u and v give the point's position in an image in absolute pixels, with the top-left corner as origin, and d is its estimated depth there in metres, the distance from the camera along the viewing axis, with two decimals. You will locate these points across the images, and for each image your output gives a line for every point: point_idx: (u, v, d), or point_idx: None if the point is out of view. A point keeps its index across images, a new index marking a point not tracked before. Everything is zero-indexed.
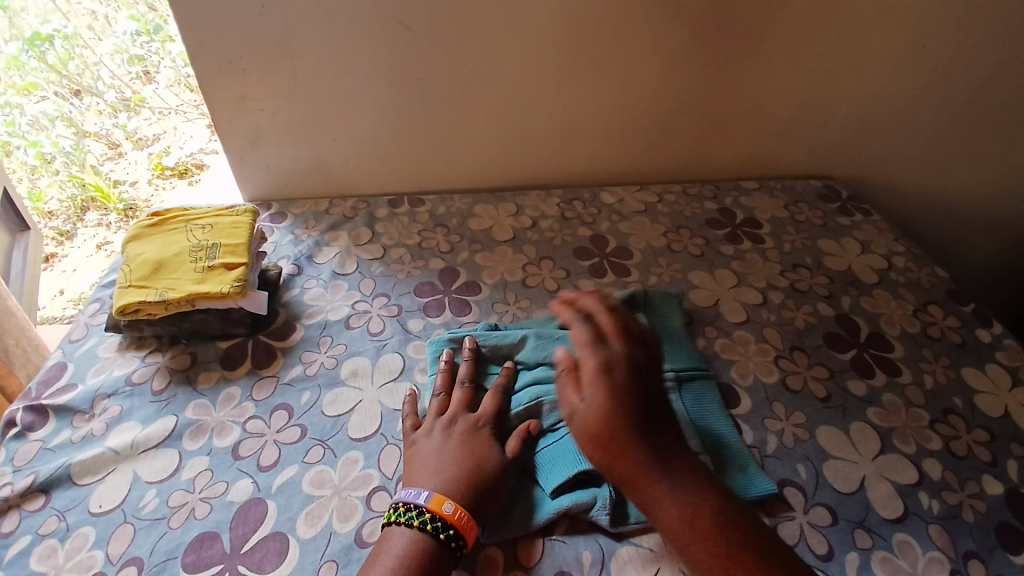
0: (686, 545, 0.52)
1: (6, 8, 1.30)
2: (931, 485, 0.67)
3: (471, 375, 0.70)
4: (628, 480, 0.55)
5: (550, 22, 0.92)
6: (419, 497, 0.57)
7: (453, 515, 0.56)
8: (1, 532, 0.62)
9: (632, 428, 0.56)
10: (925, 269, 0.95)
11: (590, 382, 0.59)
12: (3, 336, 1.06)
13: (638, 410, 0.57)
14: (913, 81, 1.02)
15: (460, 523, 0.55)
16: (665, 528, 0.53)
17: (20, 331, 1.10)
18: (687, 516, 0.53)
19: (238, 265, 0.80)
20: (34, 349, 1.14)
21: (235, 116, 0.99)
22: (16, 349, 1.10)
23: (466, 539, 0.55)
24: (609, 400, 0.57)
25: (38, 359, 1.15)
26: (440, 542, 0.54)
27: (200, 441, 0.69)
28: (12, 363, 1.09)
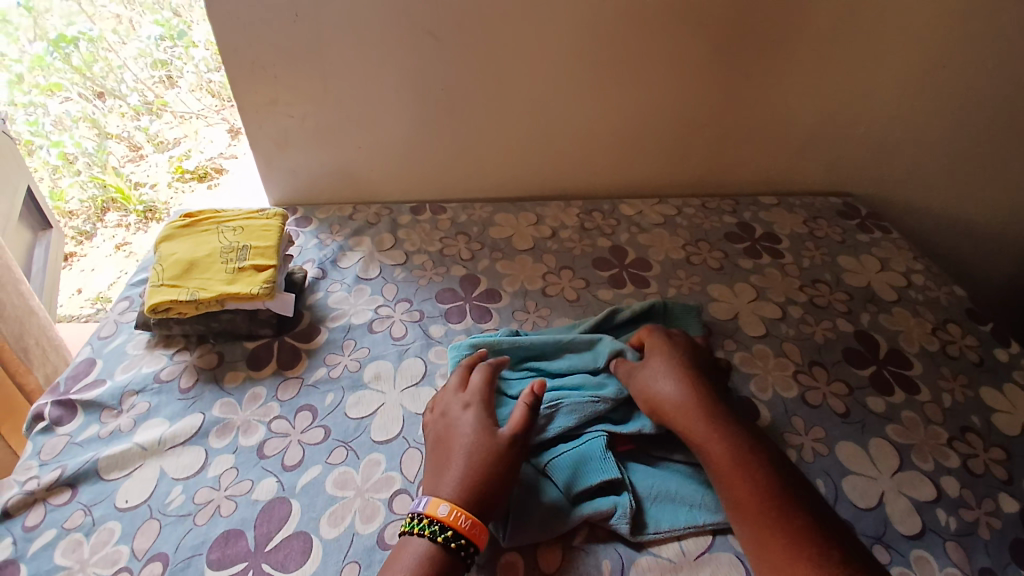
0: (732, 480, 0.58)
1: (32, 9, 1.34)
2: (948, 502, 0.67)
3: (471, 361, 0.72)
4: (686, 423, 0.63)
5: (574, 35, 0.94)
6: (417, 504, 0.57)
7: (449, 517, 0.55)
8: (28, 525, 0.63)
9: (687, 385, 0.66)
10: (944, 288, 0.95)
11: (651, 358, 0.71)
12: (24, 335, 1.08)
13: (690, 378, 0.67)
14: (934, 100, 1.03)
15: (464, 527, 0.55)
16: (712, 465, 0.60)
17: (38, 331, 1.11)
18: (737, 454, 0.59)
19: (267, 267, 0.82)
20: (52, 348, 1.15)
21: (264, 120, 1.02)
22: (36, 348, 1.12)
23: (475, 542, 0.55)
24: (667, 367, 0.68)
25: (57, 359, 1.16)
26: (448, 548, 0.54)
27: (226, 439, 0.70)
28: (32, 362, 1.10)
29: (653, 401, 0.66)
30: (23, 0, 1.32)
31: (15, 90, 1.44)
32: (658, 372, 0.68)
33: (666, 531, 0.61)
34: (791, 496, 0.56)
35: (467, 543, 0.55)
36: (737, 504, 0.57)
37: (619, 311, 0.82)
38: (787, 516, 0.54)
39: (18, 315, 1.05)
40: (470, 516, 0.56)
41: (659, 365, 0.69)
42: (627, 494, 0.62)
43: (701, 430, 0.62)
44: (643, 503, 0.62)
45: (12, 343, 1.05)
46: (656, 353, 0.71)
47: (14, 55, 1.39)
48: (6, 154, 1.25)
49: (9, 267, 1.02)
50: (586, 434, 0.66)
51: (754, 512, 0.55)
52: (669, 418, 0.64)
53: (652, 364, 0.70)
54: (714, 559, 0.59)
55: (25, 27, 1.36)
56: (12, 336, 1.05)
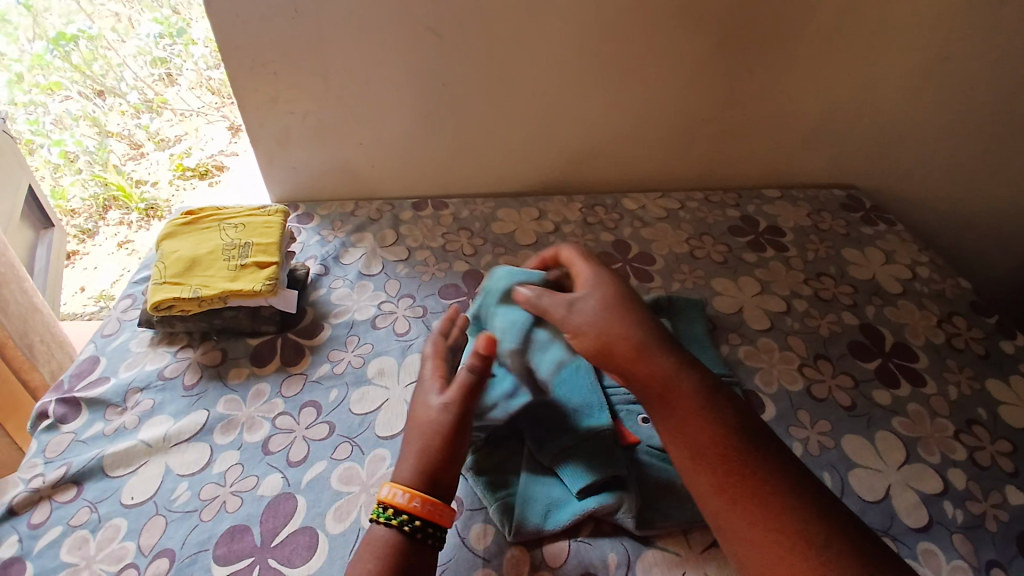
0: (689, 424, 0.53)
1: (31, 8, 1.35)
2: (955, 495, 0.67)
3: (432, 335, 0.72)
4: (636, 364, 0.56)
5: (575, 29, 0.93)
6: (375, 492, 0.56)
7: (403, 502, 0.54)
8: (33, 522, 0.63)
9: (633, 323, 0.59)
10: (949, 280, 0.95)
11: (590, 293, 0.62)
12: (28, 332, 1.07)
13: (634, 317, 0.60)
14: (938, 93, 1.02)
15: (408, 506, 0.54)
16: (666, 408, 0.54)
17: (43, 329, 1.11)
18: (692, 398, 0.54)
19: (270, 264, 0.82)
20: (58, 345, 1.15)
21: (265, 118, 1.01)
22: (41, 346, 1.10)
23: (426, 518, 0.54)
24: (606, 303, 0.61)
25: (61, 356, 1.15)
26: (401, 533, 0.53)
27: (231, 435, 0.70)
28: (37, 359, 1.10)
29: (602, 346, 0.58)
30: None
31: (16, 89, 1.44)
32: (599, 309, 0.60)
33: (672, 525, 0.61)
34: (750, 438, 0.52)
35: (419, 521, 0.54)
36: (693, 449, 0.52)
37: None
38: (747, 458, 0.51)
39: (22, 313, 1.05)
40: (408, 491, 0.55)
41: (597, 300, 0.61)
42: (632, 488, 0.61)
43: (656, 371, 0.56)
44: (648, 498, 0.62)
45: (17, 341, 1.04)
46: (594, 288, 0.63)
47: (14, 54, 1.40)
48: (7, 153, 1.25)
49: (14, 267, 1.01)
50: (590, 427, 0.65)
51: (716, 457, 0.51)
52: (617, 361, 0.57)
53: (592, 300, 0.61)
54: (721, 553, 0.60)
55: (25, 27, 1.37)
56: (16, 333, 1.04)
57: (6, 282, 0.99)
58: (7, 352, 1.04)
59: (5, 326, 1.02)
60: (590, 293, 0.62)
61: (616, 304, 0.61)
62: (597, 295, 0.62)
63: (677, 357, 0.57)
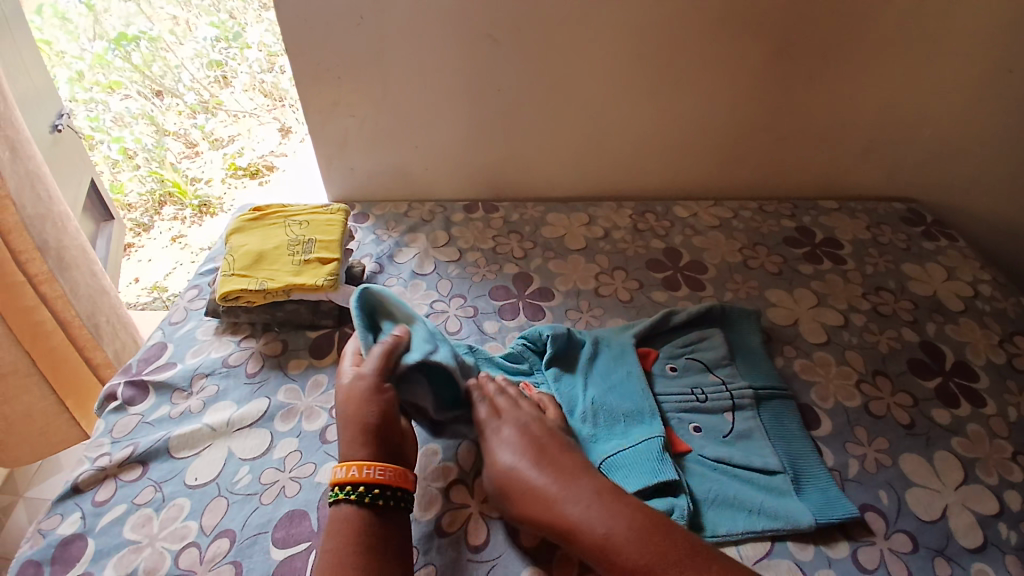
0: (614, 569, 0.52)
1: (93, 8, 1.41)
2: (1011, 517, 0.64)
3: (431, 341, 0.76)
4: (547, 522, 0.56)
5: (629, 36, 0.93)
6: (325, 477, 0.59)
7: (344, 475, 0.57)
8: (99, 500, 0.67)
9: (534, 472, 0.59)
10: (1013, 299, 0.91)
11: (499, 442, 0.63)
12: (95, 311, 1.11)
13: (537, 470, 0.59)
14: (1006, 106, 0.98)
15: (341, 477, 0.57)
16: (588, 556, 0.54)
17: (110, 309, 1.15)
18: (607, 536, 0.53)
19: (331, 261, 0.84)
20: (121, 327, 1.19)
21: (326, 120, 1.05)
22: (106, 326, 1.14)
23: (359, 480, 0.57)
24: (508, 454, 0.61)
25: (125, 336, 1.19)
26: (343, 500, 0.56)
27: (291, 423, 0.73)
28: (102, 337, 1.13)
29: (518, 511, 0.58)
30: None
31: (76, 87, 1.49)
32: (502, 466, 0.60)
33: (724, 535, 0.60)
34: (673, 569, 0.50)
35: (350, 486, 0.57)
36: None
37: (675, 314, 0.82)
38: None
39: (89, 294, 1.08)
40: (342, 466, 0.58)
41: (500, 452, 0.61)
42: (685, 496, 0.61)
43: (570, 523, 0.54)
44: (701, 507, 0.62)
45: (85, 320, 1.08)
46: (501, 434, 0.63)
47: (74, 53, 1.44)
48: (70, 148, 1.30)
49: (83, 251, 1.07)
50: (644, 435, 0.66)
51: None
52: (534, 523, 0.57)
53: (500, 451, 0.62)
54: (773, 565, 0.59)
55: (86, 27, 1.42)
56: (85, 313, 1.08)
57: (75, 265, 1.05)
58: (71, 332, 1.07)
59: (76, 306, 1.05)
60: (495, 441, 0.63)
61: (522, 451, 0.61)
62: (505, 445, 0.62)
63: (590, 491, 0.56)
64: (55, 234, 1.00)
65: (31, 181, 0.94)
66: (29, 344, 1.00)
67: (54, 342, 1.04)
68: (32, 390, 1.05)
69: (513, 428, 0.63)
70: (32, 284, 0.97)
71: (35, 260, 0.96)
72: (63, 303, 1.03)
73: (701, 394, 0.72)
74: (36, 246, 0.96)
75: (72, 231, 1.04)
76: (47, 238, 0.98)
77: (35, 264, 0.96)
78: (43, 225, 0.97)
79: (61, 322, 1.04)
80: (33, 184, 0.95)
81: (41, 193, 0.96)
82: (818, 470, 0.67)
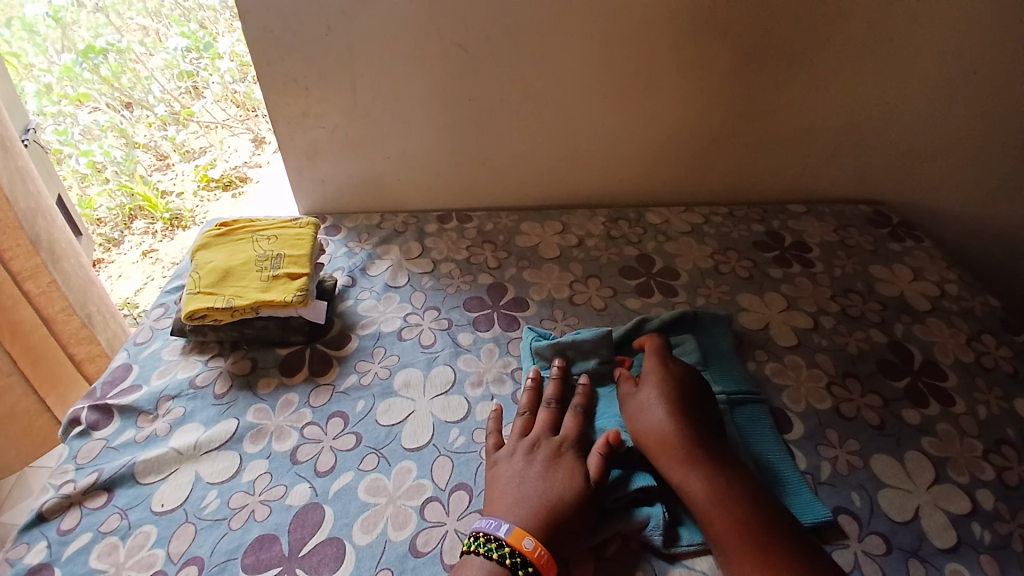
0: (715, 517, 0.58)
1: (60, 20, 1.36)
2: (983, 515, 0.65)
3: (557, 395, 0.71)
4: (666, 460, 0.62)
5: (596, 46, 0.94)
6: (499, 529, 0.56)
7: (532, 553, 0.55)
8: (64, 528, 0.65)
9: (672, 415, 0.64)
10: (979, 298, 0.93)
11: (645, 387, 0.69)
12: (86, 303, 1.10)
13: (677, 404, 0.66)
14: (962, 112, 1.01)
15: (530, 552, 0.55)
16: (692, 502, 0.59)
17: (99, 300, 1.13)
18: (717, 492, 0.59)
19: (301, 275, 0.83)
20: (111, 316, 1.17)
21: (295, 131, 1.04)
22: (97, 316, 1.13)
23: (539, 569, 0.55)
24: (656, 396, 0.67)
25: (114, 327, 1.19)
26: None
27: (260, 444, 0.71)
28: (94, 328, 1.12)
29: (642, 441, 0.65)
30: (53, 11, 1.35)
31: (44, 100, 1.40)
32: (645, 401, 0.67)
33: (700, 543, 0.60)
34: (774, 535, 0.55)
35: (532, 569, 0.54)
36: (718, 542, 0.57)
37: (650, 321, 0.82)
38: (770, 550, 0.54)
39: (80, 284, 1.08)
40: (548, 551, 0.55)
41: (647, 392, 0.68)
42: (660, 505, 0.61)
43: (686, 463, 0.61)
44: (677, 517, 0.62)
45: (77, 310, 1.07)
46: (659, 369, 0.70)
47: (42, 66, 1.37)
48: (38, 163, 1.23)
49: (70, 243, 1.05)
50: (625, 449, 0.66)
51: (733, 549, 0.55)
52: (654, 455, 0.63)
53: (649, 383, 0.69)
54: None
55: (54, 39, 1.37)
56: (77, 304, 1.07)
57: (65, 256, 1.03)
58: (56, 326, 1.05)
59: (65, 297, 1.04)
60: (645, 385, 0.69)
61: (670, 390, 0.67)
62: (658, 381, 0.69)
63: (703, 456, 0.61)
64: (45, 226, 0.99)
65: (21, 175, 0.93)
66: (9, 342, 0.96)
67: (32, 341, 1.00)
68: (15, 388, 1.00)
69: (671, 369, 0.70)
70: (16, 283, 0.95)
71: (18, 258, 0.93)
72: (49, 296, 1.01)
73: None
74: (31, 241, 0.95)
75: (57, 225, 1.02)
76: (38, 230, 0.97)
77: (17, 263, 0.93)
78: (34, 218, 0.96)
79: (42, 317, 1.02)
80: (23, 179, 0.94)
81: (30, 187, 0.95)
82: (790, 470, 0.67)
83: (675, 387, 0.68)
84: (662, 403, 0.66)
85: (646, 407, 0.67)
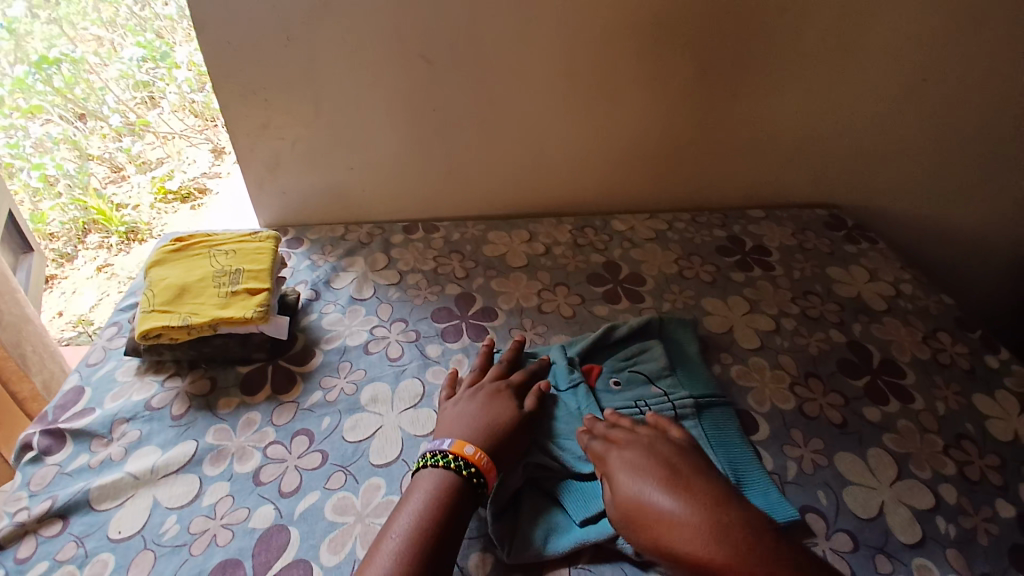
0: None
1: (14, 31, 1.36)
2: (947, 510, 0.67)
3: (510, 357, 0.77)
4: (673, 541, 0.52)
5: (561, 57, 0.95)
6: (443, 444, 0.63)
7: (473, 456, 0.61)
8: (19, 557, 0.61)
9: (660, 494, 0.55)
10: (932, 297, 0.96)
11: (618, 472, 0.59)
12: (21, 341, 1.06)
13: (659, 479, 0.57)
14: (910, 119, 1.05)
15: (471, 456, 0.61)
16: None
17: (37, 338, 1.10)
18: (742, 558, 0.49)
19: (261, 290, 0.81)
20: (49, 354, 1.13)
21: (256, 143, 1.02)
22: (33, 355, 1.09)
23: (482, 470, 0.61)
24: (633, 480, 0.58)
25: (53, 367, 1.14)
26: (460, 477, 0.60)
27: (221, 466, 0.69)
28: (29, 368, 1.09)
29: (642, 532, 0.54)
30: (6, 22, 1.35)
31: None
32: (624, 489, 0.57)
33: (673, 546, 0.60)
34: None
35: (475, 469, 0.60)
36: None
37: (616, 328, 0.83)
38: None
39: (15, 322, 1.04)
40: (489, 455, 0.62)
41: (622, 479, 0.58)
42: None
43: (696, 539, 0.51)
44: None
45: (10, 351, 1.04)
46: (619, 456, 0.61)
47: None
48: None
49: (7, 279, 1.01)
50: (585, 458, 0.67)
51: None
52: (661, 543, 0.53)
53: (619, 476, 0.59)
54: None
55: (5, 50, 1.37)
56: (9, 344, 1.04)
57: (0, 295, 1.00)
58: None
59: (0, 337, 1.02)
60: (617, 469, 0.60)
61: (643, 468, 0.58)
62: (626, 465, 0.59)
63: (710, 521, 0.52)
64: None
65: None
66: None
67: None
68: None
69: (634, 451, 0.61)
70: None
71: None
72: None
73: (644, 406, 0.73)
74: None
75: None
76: None
77: None
78: None
79: None
80: None
81: None
82: (758, 472, 0.68)
83: (649, 462, 0.59)
84: (643, 483, 0.57)
85: (631, 504, 0.56)
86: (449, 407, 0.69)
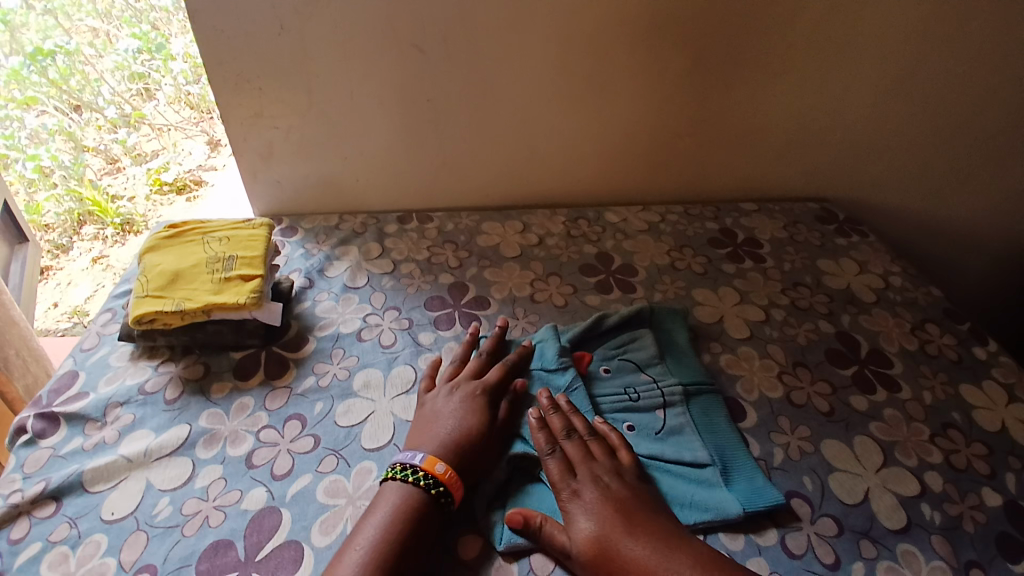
0: None
1: (9, 23, 1.29)
2: (932, 497, 0.68)
3: (490, 348, 0.78)
4: None
5: (555, 47, 0.96)
6: (414, 458, 0.63)
7: (443, 475, 0.61)
8: (12, 538, 0.61)
9: (627, 543, 0.56)
10: (921, 289, 0.97)
11: (577, 517, 0.59)
12: (5, 345, 1.04)
13: (624, 526, 0.57)
14: (902, 112, 1.06)
15: (440, 475, 0.61)
16: None
17: (21, 342, 1.08)
18: None
19: (255, 277, 0.82)
20: (34, 359, 1.12)
21: (250, 131, 1.02)
22: (17, 359, 1.08)
23: (450, 489, 0.61)
24: (596, 528, 0.57)
25: (37, 371, 1.13)
26: (427, 495, 0.60)
27: (213, 450, 0.70)
28: (13, 372, 1.07)
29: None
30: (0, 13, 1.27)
31: None
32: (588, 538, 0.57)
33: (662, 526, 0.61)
34: None
35: (442, 488, 0.60)
36: None
37: (606, 317, 0.84)
38: None
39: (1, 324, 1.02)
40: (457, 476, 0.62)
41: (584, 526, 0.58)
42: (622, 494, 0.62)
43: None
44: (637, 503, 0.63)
45: None
46: (577, 501, 0.60)
47: None
48: None
49: None
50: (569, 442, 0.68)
51: None
52: None
53: (580, 522, 0.58)
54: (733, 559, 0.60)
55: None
56: None
57: None
58: None
59: None
60: (577, 514, 0.59)
61: (605, 514, 0.58)
62: (586, 511, 0.59)
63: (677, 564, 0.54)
64: None
65: None
66: None
67: None
68: None
69: (591, 489, 0.61)
70: None
71: None
72: None
73: (633, 393, 0.74)
74: None
75: None
76: None
77: None
78: None
79: None
80: None
81: None
82: (744, 458, 0.69)
83: (610, 505, 0.59)
84: (608, 529, 0.57)
85: (595, 551, 0.56)
86: (430, 403, 0.70)
